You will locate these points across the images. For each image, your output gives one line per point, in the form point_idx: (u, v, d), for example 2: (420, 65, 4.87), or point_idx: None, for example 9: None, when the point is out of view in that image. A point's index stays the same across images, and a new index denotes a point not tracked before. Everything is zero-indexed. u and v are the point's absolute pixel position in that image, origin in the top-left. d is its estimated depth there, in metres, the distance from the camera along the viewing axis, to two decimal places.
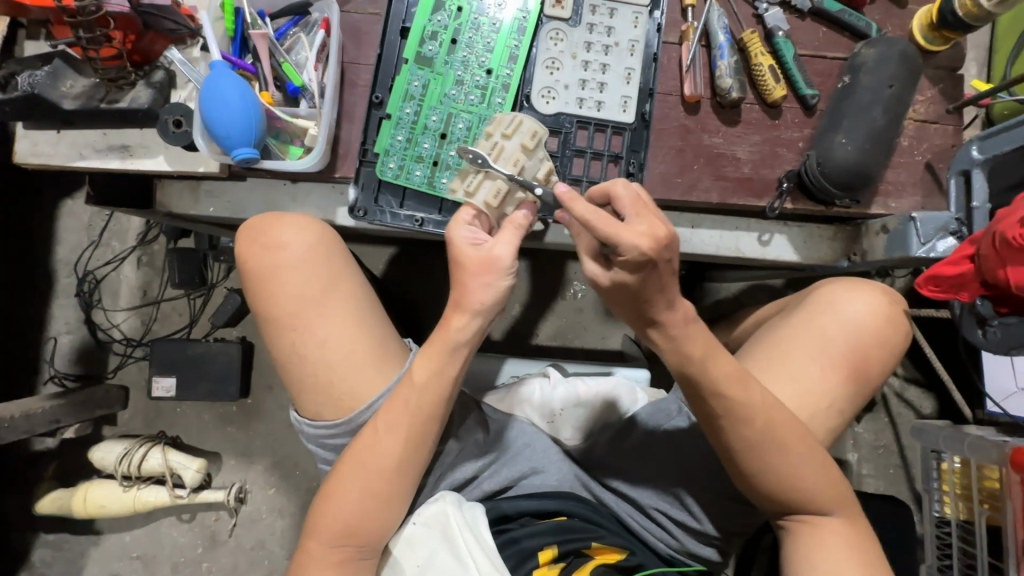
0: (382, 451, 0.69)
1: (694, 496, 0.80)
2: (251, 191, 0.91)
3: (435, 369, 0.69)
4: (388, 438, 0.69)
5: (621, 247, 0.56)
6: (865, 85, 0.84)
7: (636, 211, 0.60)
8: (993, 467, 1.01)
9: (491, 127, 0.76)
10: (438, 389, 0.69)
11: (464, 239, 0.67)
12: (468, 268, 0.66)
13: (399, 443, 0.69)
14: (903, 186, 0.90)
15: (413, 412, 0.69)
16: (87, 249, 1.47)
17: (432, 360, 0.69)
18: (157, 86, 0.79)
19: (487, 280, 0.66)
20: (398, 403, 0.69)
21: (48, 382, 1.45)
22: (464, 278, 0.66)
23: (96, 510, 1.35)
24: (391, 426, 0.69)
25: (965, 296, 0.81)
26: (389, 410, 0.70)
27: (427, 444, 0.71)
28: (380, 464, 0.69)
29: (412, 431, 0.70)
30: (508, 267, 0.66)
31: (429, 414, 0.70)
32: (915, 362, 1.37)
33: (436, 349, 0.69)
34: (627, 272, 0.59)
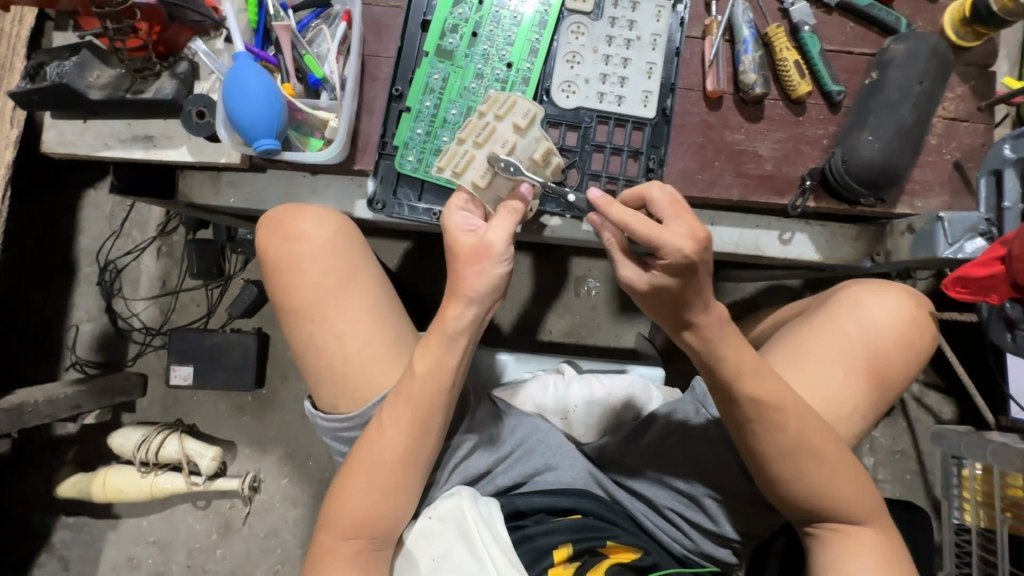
0: (389, 444, 0.70)
1: (710, 495, 0.79)
2: (271, 183, 0.91)
3: (434, 360, 0.68)
4: (392, 431, 0.70)
5: (663, 252, 0.57)
6: (894, 81, 0.82)
7: (675, 213, 0.59)
8: (1016, 475, 0.99)
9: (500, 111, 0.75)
10: (442, 381, 0.69)
11: (457, 227, 0.67)
12: (460, 255, 0.65)
13: (407, 436, 0.70)
14: (930, 185, 0.88)
15: (415, 405, 0.69)
16: (109, 238, 1.50)
17: (432, 351, 0.68)
18: (180, 77, 0.80)
19: (481, 267, 0.64)
20: (401, 396, 0.69)
21: (70, 368, 1.48)
22: (458, 267, 0.65)
23: (114, 494, 1.38)
24: (398, 420, 0.69)
25: (994, 298, 0.79)
26: (393, 403, 0.70)
27: (434, 436, 0.71)
28: (388, 457, 0.70)
29: (416, 423, 0.69)
30: (502, 253, 0.64)
31: (431, 406, 0.69)
32: (936, 366, 1.34)
33: (434, 341, 0.68)
34: (666, 276, 0.59)
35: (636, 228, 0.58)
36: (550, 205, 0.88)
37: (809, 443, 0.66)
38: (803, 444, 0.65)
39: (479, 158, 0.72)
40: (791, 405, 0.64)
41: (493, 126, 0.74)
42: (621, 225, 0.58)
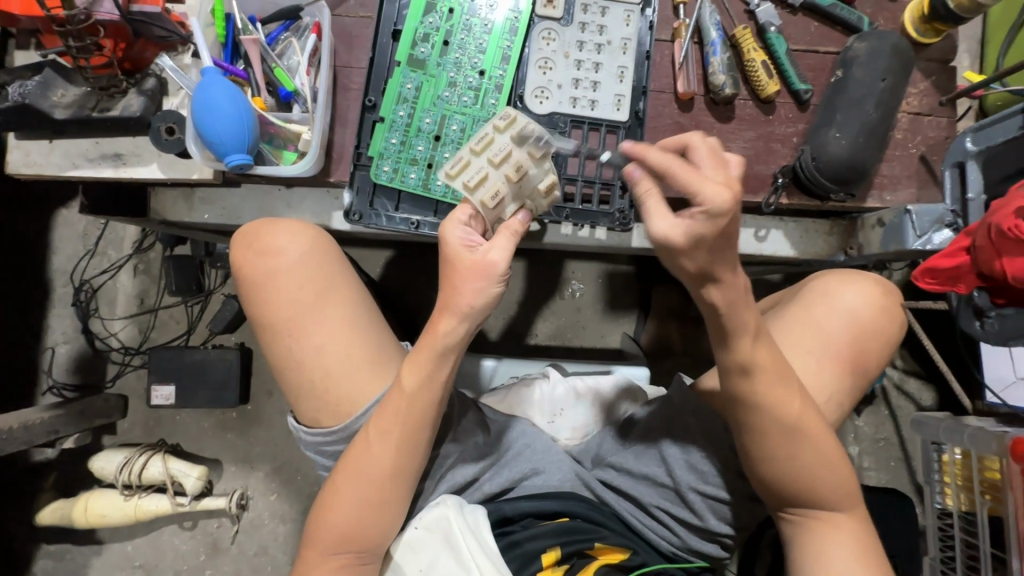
0: (377, 459, 0.69)
1: (695, 490, 0.79)
2: (246, 197, 0.90)
3: (424, 376, 0.68)
4: (380, 446, 0.69)
5: (699, 198, 0.49)
6: (859, 78, 0.84)
7: (714, 162, 0.53)
8: (993, 458, 1.01)
9: (501, 127, 0.72)
10: (427, 393, 0.68)
11: (458, 239, 0.66)
12: (460, 270, 0.64)
13: (392, 450, 0.69)
14: (898, 179, 0.90)
15: (402, 420, 0.69)
16: (83, 258, 1.47)
17: (420, 365, 0.67)
18: (148, 93, 0.79)
19: (479, 286, 0.64)
20: (389, 411, 0.69)
21: (47, 392, 1.44)
22: (456, 281, 0.64)
23: (97, 519, 1.34)
24: (383, 434, 0.69)
25: (961, 287, 0.85)
26: (381, 419, 0.69)
27: (421, 449, 0.70)
28: (375, 472, 0.69)
29: (404, 437, 0.69)
30: (502, 274, 0.64)
31: (418, 419, 0.69)
32: (914, 355, 1.37)
33: (422, 357, 0.67)
34: (706, 223, 0.49)
35: (674, 172, 0.52)
36: None
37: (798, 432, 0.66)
38: (789, 434, 0.66)
39: (493, 177, 0.70)
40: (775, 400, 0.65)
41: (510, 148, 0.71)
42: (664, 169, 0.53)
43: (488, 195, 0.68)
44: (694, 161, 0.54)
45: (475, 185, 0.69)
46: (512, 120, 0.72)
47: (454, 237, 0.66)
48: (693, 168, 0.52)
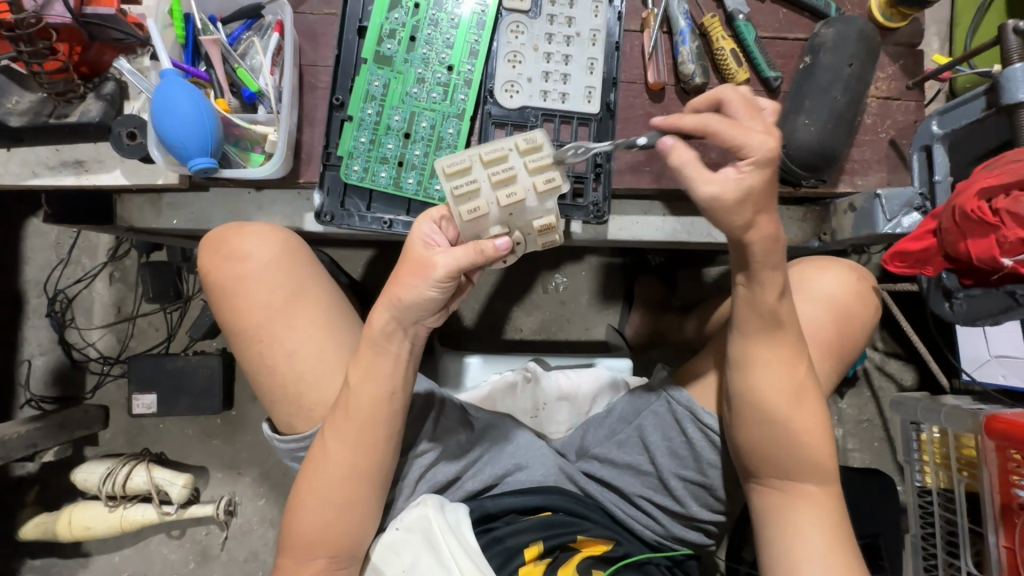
0: (334, 460, 0.69)
1: (677, 477, 0.80)
2: (216, 201, 0.89)
3: (366, 370, 0.68)
4: (334, 445, 0.69)
5: (750, 149, 0.56)
6: (826, 64, 0.84)
7: (750, 113, 0.60)
8: (969, 436, 1.03)
9: (522, 146, 0.67)
10: (373, 391, 0.68)
11: (424, 237, 0.67)
12: (406, 264, 0.65)
13: (348, 450, 0.69)
14: (869, 163, 0.90)
15: (355, 418, 0.68)
16: (57, 267, 1.44)
17: (363, 361, 0.68)
18: (107, 98, 0.77)
19: (415, 282, 0.64)
20: (338, 409, 0.69)
21: (25, 406, 1.42)
22: (396, 276, 0.66)
23: (81, 532, 1.33)
24: (339, 434, 0.69)
25: (931, 270, 0.86)
26: (336, 418, 0.69)
27: (382, 449, 0.70)
28: (335, 473, 0.69)
29: (359, 437, 0.68)
30: (440, 278, 0.63)
31: (371, 417, 0.68)
32: (894, 336, 1.39)
33: (365, 352, 0.68)
34: (757, 173, 0.56)
35: (716, 128, 0.57)
36: None
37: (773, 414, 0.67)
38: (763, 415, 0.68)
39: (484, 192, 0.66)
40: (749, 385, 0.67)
41: (514, 172, 0.66)
42: (702, 129, 0.57)
43: (467, 209, 0.66)
44: (730, 115, 0.60)
45: (459, 196, 0.66)
46: (535, 146, 0.67)
47: (421, 231, 0.67)
48: (733, 122, 0.58)
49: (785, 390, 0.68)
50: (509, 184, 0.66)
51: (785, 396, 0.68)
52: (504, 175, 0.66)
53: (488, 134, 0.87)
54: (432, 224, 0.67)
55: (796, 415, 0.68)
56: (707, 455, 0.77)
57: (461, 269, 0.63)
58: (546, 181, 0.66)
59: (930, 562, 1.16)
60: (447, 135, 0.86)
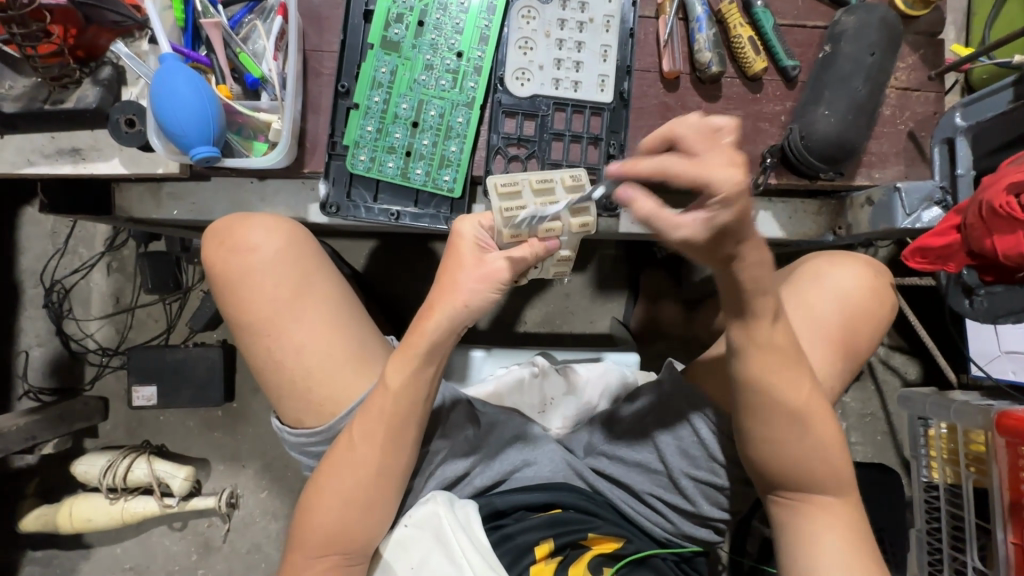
0: (361, 460, 0.68)
1: (687, 476, 0.78)
2: (217, 191, 0.87)
3: (408, 373, 0.67)
4: (364, 446, 0.68)
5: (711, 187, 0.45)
6: (848, 53, 0.81)
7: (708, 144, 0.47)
8: (979, 432, 1.02)
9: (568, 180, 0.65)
10: (413, 392, 0.68)
11: (475, 238, 0.66)
12: (464, 265, 0.65)
13: (376, 449, 0.68)
14: (886, 156, 0.89)
15: (387, 420, 0.67)
16: (53, 257, 1.42)
17: (405, 363, 0.67)
18: (104, 84, 0.74)
19: (478, 286, 0.64)
20: (372, 410, 0.68)
21: (23, 397, 1.40)
22: (455, 275, 0.65)
23: (82, 524, 1.31)
24: (369, 435, 0.68)
25: (951, 266, 0.84)
26: (364, 417, 0.68)
27: (407, 449, 0.69)
28: (360, 473, 0.68)
29: (391, 437, 0.68)
30: (504, 282, 0.65)
31: (403, 418, 0.68)
32: (900, 330, 1.38)
33: (408, 354, 0.67)
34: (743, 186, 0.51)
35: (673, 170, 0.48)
36: None
37: (804, 412, 0.66)
38: (790, 418, 0.66)
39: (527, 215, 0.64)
40: (777, 376, 0.65)
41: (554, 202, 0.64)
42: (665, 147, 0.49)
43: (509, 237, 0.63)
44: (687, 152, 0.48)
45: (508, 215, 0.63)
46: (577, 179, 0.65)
47: (468, 233, 0.66)
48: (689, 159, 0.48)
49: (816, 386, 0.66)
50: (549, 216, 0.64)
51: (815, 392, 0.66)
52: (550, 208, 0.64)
53: (499, 123, 0.84)
54: (481, 224, 0.67)
55: (819, 409, 0.66)
56: (720, 453, 0.76)
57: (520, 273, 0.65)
58: (580, 222, 0.65)
59: (935, 557, 1.15)
60: (456, 124, 0.83)
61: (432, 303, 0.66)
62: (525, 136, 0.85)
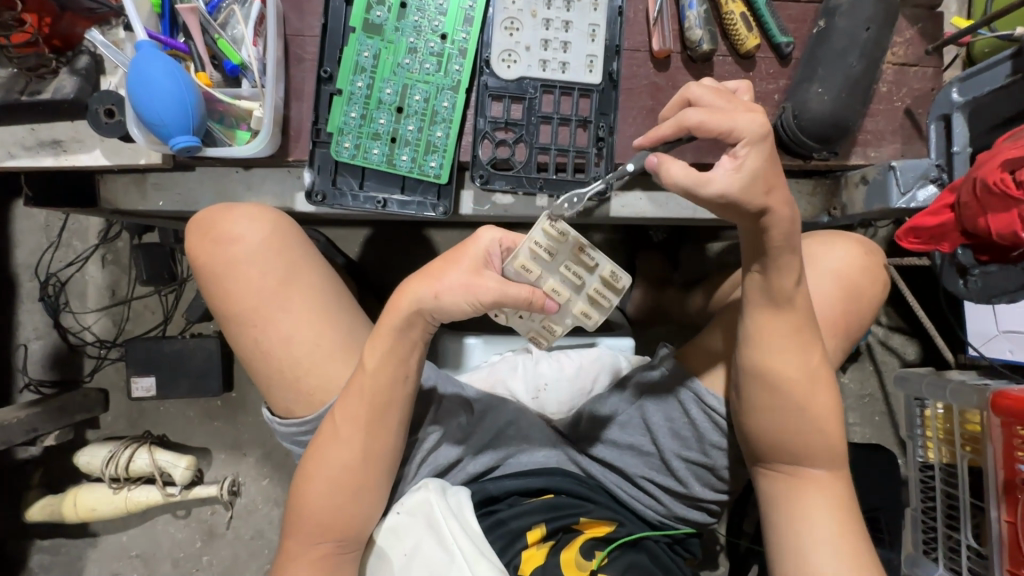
0: (346, 443, 0.68)
1: (680, 457, 0.78)
2: (202, 181, 0.86)
3: (388, 355, 0.67)
4: (349, 431, 0.68)
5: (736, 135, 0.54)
6: (842, 28, 0.79)
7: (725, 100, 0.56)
8: (974, 411, 1.02)
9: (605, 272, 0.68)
10: (394, 375, 0.68)
11: (494, 247, 0.66)
12: (460, 264, 0.64)
13: (362, 434, 0.68)
14: (882, 134, 0.87)
15: (369, 402, 0.68)
16: (47, 250, 1.41)
17: (381, 346, 0.67)
18: (82, 73, 0.73)
19: (460, 283, 0.62)
20: (355, 394, 0.68)
21: (24, 390, 1.41)
22: (444, 269, 0.64)
23: (87, 514, 1.33)
24: (354, 419, 0.68)
25: (946, 246, 0.83)
26: (346, 400, 0.68)
27: (393, 432, 0.69)
28: (345, 456, 0.68)
29: (374, 419, 0.68)
30: (484, 304, 0.62)
31: (385, 400, 0.68)
32: (899, 310, 1.37)
33: (385, 335, 0.66)
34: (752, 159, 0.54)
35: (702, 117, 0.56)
36: (499, 182, 0.82)
37: (793, 392, 0.66)
38: (784, 398, 0.66)
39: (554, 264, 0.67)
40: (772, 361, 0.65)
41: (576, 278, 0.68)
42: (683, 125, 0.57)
43: (519, 268, 0.66)
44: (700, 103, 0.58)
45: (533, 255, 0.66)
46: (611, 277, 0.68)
47: (484, 242, 0.65)
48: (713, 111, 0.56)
49: (806, 368, 0.66)
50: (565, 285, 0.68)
51: (805, 373, 0.66)
52: (572, 280, 0.68)
53: (485, 107, 0.82)
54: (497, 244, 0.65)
55: (812, 393, 0.66)
56: (711, 436, 0.76)
57: (503, 304, 0.62)
58: (580, 311, 0.69)
59: (930, 535, 1.16)
60: (441, 108, 0.82)
61: (409, 284, 0.66)
62: (512, 120, 0.83)
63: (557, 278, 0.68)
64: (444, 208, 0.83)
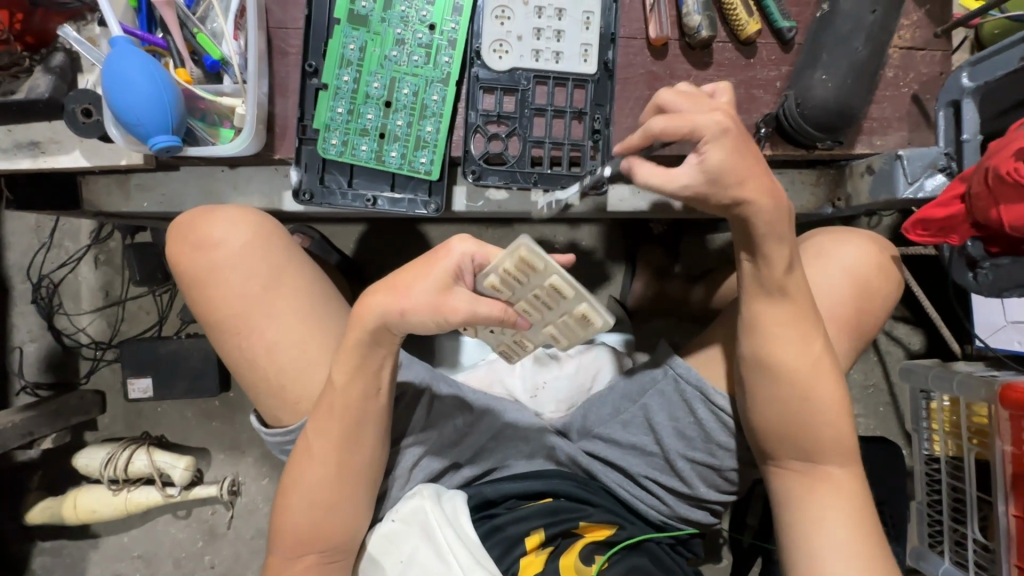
0: (319, 457, 0.67)
1: (685, 458, 0.77)
2: (188, 182, 0.83)
3: (363, 364, 0.65)
4: (330, 439, 0.67)
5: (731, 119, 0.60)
6: (847, 11, 0.76)
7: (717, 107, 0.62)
8: (981, 404, 1.00)
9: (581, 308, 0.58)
10: (373, 382, 0.66)
11: (462, 262, 0.59)
12: (427, 279, 0.60)
13: (342, 442, 0.67)
14: (889, 122, 0.84)
15: (343, 416, 0.66)
16: (39, 252, 1.40)
17: (353, 354, 0.65)
18: (56, 71, 0.71)
19: (427, 299, 0.60)
20: (334, 403, 0.66)
21: (21, 393, 1.40)
22: (411, 281, 0.61)
23: (87, 516, 1.33)
24: (335, 429, 0.66)
25: (954, 238, 0.81)
26: (325, 409, 0.66)
27: (369, 446, 0.68)
28: (320, 471, 0.67)
29: (348, 434, 0.67)
30: (450, 318, 0.59)
31: (358, 415, 0.67)
32: (904, 301, 1.34)
33: (351, 351, 0.65)
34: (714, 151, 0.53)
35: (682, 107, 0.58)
36: (491, 178, 0.80)
37: (800, 388, 0.64)
38: (789, 398, 0.64)
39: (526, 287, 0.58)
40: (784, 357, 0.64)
41: (547, 305, 0.59)
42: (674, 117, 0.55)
43: (490, 286, 0.60)
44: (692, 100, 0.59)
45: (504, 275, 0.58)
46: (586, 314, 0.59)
47: (455, 256, 0.59)
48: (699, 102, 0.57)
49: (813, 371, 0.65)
50: (533, 309, 0.60)
51: (811, 368, 0.65)
52: (542, 309, 0.60)
53: (477, 100, 0.80)
54: (473, 255, 0.59)
55: (819, 391, 0.65)
56: (717, 436, 0.74)
57: (474, 322, 0.59)
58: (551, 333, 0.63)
59: (935, 528, 1.15)
60: (431, 102, 0.79)
61: (371, 294, 0.63)
62: (504, 113, 0.80)
63: (529, 301, 0.60)
64: (436, 205, 0.81)
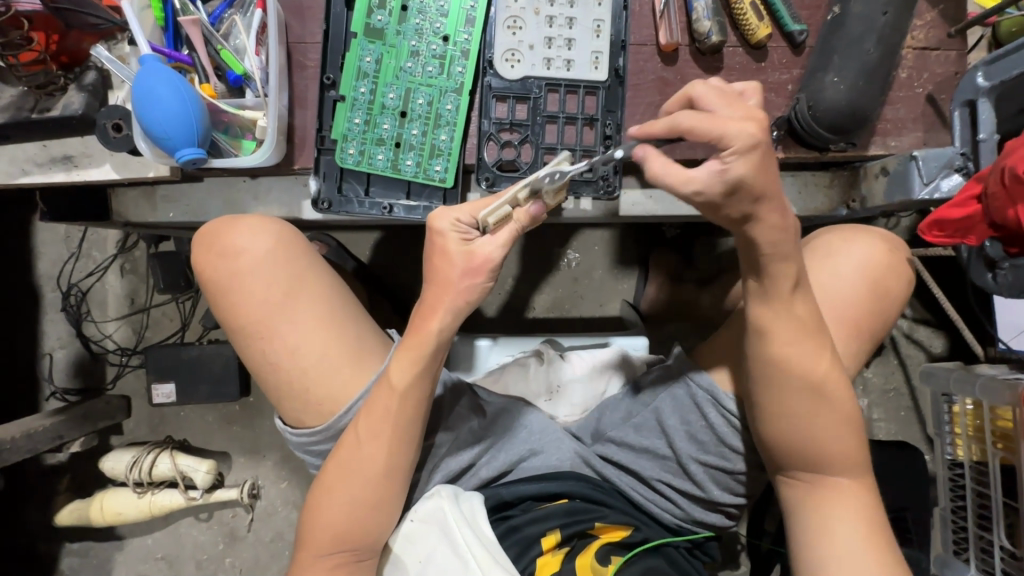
0: (367, 460, 0.68)
1: (697, 462, 0.77)
2: (211, 192, 0.86)
3: (412, 373, 0.67)
4: (370, 444, 0.68)
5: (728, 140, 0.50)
6: (858, 13, 0.76)
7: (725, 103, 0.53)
8: (1006, 408, 0.98)
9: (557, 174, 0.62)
10: (413, 390, 0.68)
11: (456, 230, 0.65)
12: (455, 264, 0.64)
13: (382, 449, 0.68)
14: (903, 122, 0.83)
15: (392, 419, 0.68)
16: (68, 261, 1.44)
17: (406, 358, 0.67)
18: (89, 89, 0.74)
19: (474, 282, 0.64)
20: (376, 410, 0.68)
21: (51, 398, 1.44)
22: (449, 274, 0.64)
23: (113, 518, 1.36)
24: (375, 435, 0.68)
25: (972, 238, 0.80)
26: (369, 416, 0.68)
27: (410, 449, 0.69)
28: (366, 471, 0.68)
29: (392, 435, 0.68)
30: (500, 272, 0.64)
31: (405, 420, 0.68)
32: (924, 302, 1.32)
33: (413, 354, 0.67)
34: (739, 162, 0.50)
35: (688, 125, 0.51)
36: (505, 184, 0.81)
37: (819, 393, 0.64)
38: (805, 400, 0.64)
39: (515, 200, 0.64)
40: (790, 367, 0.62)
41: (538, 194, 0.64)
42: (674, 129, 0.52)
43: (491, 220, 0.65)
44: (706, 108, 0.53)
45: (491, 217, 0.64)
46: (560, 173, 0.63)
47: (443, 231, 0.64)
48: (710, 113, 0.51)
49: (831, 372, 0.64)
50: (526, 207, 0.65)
51: (835, 372, 0.64)
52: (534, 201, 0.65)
53: (489, 108, 0.81)
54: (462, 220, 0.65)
55: (841, 397, 0.64)
56: (729, 439, 0.74)
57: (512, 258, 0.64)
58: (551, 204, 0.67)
59: (959, 535, 1.12)
60: (445, 111, 0.81)
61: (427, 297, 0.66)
62: (516, 121, 0.82)
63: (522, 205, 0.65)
64: None
